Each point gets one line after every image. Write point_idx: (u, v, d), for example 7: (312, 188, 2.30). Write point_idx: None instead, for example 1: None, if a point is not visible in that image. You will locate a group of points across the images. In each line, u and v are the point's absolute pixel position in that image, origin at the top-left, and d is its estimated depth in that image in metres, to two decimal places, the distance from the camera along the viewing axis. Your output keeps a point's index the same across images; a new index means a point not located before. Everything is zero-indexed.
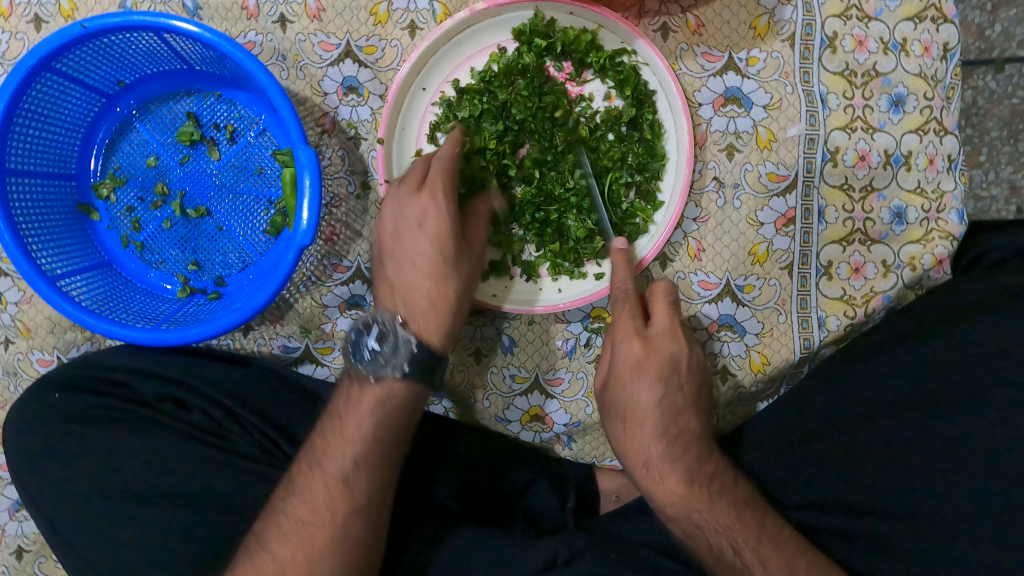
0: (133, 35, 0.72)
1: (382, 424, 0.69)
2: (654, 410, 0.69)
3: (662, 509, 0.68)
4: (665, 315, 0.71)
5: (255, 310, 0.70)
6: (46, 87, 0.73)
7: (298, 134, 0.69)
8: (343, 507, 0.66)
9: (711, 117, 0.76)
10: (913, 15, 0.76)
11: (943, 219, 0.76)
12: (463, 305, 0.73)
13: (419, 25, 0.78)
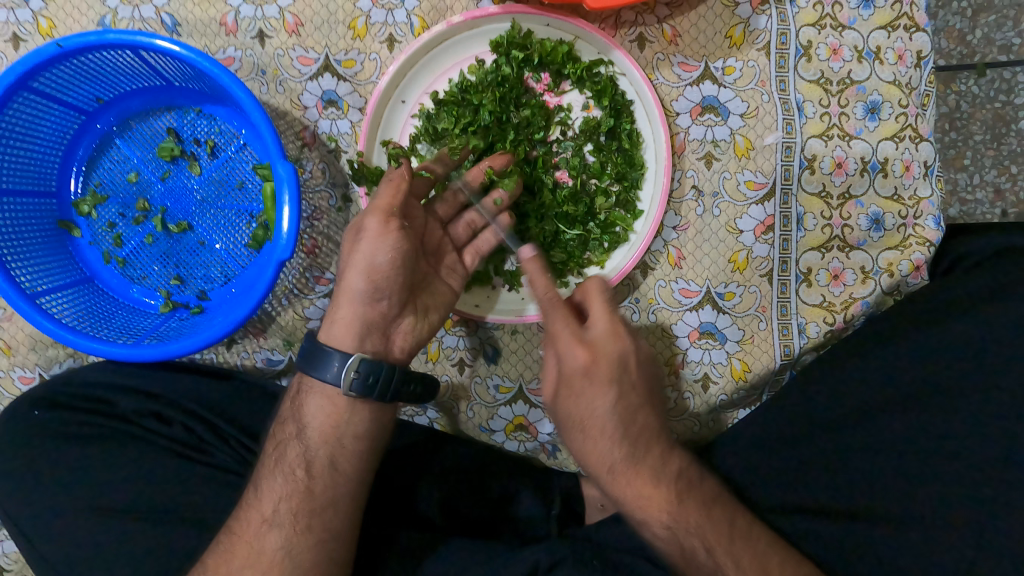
0: (112, 54, 0.72)
1: (337, 436, 0.65)
2: (611, 414, 0.61)
3: (632, 513, 0.62)
4: (603, 315, 0.62)
5: (237, 324, 0.70)
6: (24, 106, 0.73)
7: (277, 149, 0.69)
8: (288, 528, 0.62)
9: (688, 126, 0.77)
10: (886, 24, 0.76)
11: (920, 225, 0.76)
12: (359, 298, 0.63)
13: (398, 39, 0.78)
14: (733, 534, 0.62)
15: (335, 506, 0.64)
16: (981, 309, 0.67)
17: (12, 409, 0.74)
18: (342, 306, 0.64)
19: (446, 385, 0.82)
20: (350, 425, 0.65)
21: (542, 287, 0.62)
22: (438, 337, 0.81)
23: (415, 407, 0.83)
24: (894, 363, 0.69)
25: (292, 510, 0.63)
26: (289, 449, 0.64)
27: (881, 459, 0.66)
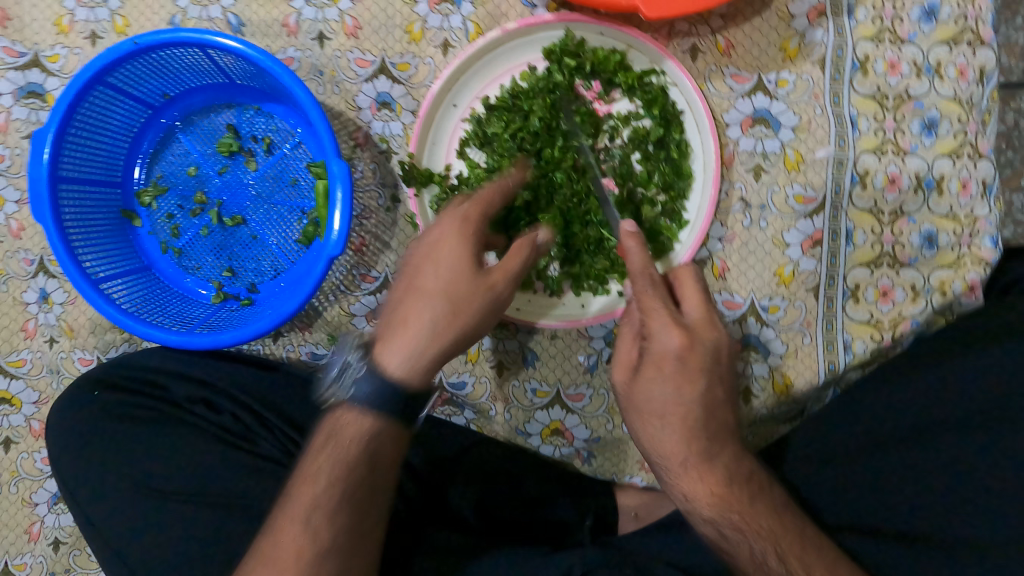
0: (181, 52, 0.75)
1: (333, 452, 0.60)
2: (697, 402, 0.62)
3: (700, 511, 0.63)
4: (698, 301, 0.64)
5: (287, 317, 0.72)
6: (98, 99, 0.76)
7: (332, 146, 0.71)
8: (293, 552, 0.59)
9: (738, 137, 0.77)
10: (949, 38, 0.74)
11: (976, 244, 0.75)
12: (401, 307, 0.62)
13: (453, 43, 0.80)
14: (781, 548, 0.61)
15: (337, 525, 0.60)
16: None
17: (74, 393, 0.77)
18: (393, 302, 0.63)
19: (484, 387, 0.83)
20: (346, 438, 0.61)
21: (639, 262, 0.63)
22: (477, 339, 0.82)
23: (452, 407, 0.84)
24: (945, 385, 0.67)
25: (287, 530, 0.59)
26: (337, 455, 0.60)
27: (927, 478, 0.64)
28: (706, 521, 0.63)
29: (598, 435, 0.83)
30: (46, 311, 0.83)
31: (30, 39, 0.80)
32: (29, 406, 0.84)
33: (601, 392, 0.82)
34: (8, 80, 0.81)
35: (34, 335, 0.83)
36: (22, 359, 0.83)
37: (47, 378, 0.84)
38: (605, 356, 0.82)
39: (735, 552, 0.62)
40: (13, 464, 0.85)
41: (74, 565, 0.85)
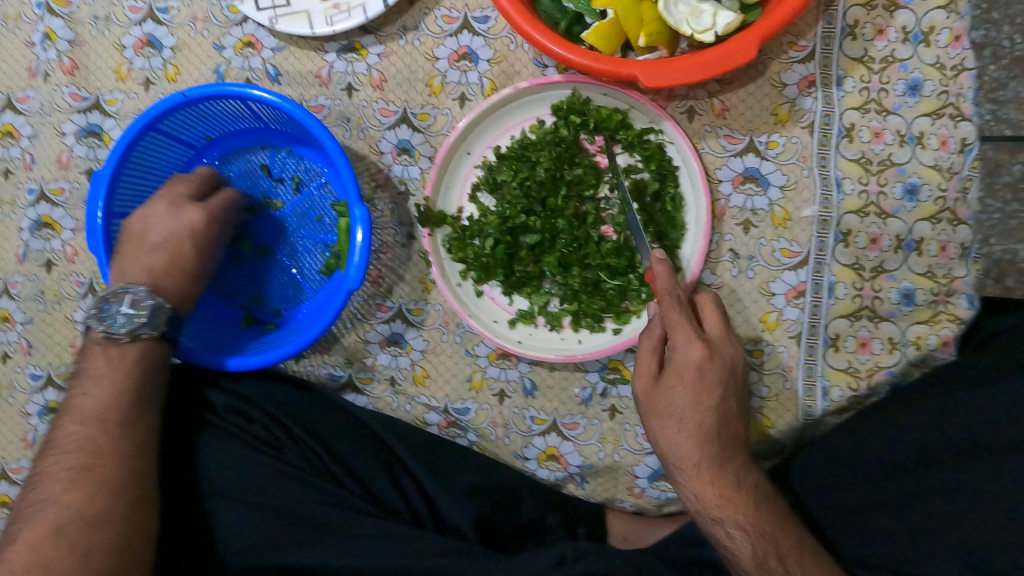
0: (223, 102, 0.84)
1: (96, 375, 0.75)
2: (712, 410, 0.71)
3: (709, 510, 0.70)
4: (719, 323, 0.74)
5: (308, 343, 0.80)
6: (148, 144, 0.85)
7: (354, 191, 0.79)
8: (80, 447, 0.71)
9: (729, 193, 0.82)
10: (932, 111, 0.79)
11: (952, 303, 0.79)
12: (178, 267, 0.81)
13: (469, 97, 0.87)
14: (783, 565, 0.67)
15: (123, 431, 0.73)
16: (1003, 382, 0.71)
17: None
18: (154, 259, 0.80)
19: (486, 413, 0.90)
20: (124, 363, 0.75)
21: (668, 284, 0.73)
22: (482, 367, 0.89)
23: (456, 429, 0.90)
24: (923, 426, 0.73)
25: (93, 443, 0.71)
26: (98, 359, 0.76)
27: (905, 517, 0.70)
28: (714, 521, 0.70)
29: (591, 462, 0.89)
30: None
31: (93, 85, 0.90)
32: None
33: (595, 422, 0.89)
34: (72, 122, 0.90)
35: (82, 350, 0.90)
36: (71, 372, 0.90)
37: None
38: (600, 388, 0.88)
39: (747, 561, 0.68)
40: None
41: None
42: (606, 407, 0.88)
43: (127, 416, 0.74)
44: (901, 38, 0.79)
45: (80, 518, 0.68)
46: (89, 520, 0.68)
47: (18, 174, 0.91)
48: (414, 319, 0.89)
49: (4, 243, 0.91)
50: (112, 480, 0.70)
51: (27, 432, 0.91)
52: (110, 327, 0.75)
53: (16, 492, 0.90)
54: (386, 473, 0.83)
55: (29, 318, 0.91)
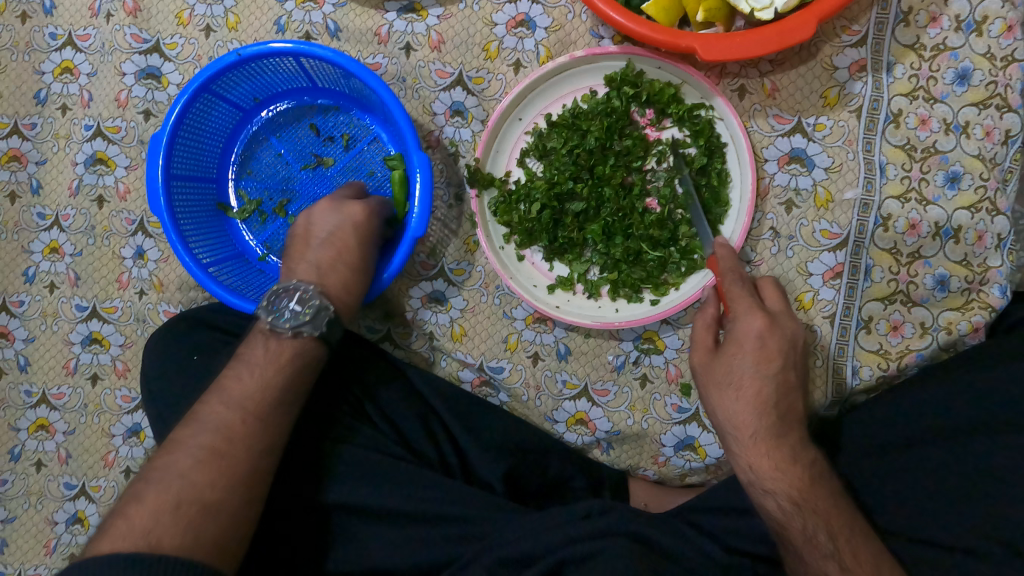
0: (274, 60, 0.84)
1: (251, 362, 0.72)
2: (770, 380, 0.73)
3: (764, 482, 0.71)
4: (779, 300, 0.77)
5: (376, 288, 0.80)
6: (202, 106, 0.85)
7: (412, 139, 0.78)
8: (221, 430, 0.67)
9: (774, 172, 0.84)
10: (978, 101, 0.81)
11: (984, 291, 0.81)
12: (346, 260, 0.79)
13: (524, 64, 0.88)
14: (829, 536, 0.68)
15: (262, 427, 0.69)
16: None
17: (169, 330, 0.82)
18: (318, 254, 0.79)
19: (519, 373, 0.92)
20: (278, 362, 0.72)
21: (730, 262, 0.78)
22: (518, 330, 0.91)
23: (488, 389, 0.92)
24: (952, 406, 0.75)
25: (239, 416, 0.69)
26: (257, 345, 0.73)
27: (932, 489, 0.72)
28: (767, 493, 0.71)
29: (619, 429, 0.91)
30: (141, 266, 0.92)
31: (154, 27, 0.91)
32: (115, 347, 0.93)
33: (625, 390, 0.90)
34: (132, 62, 0.92)
35: (127, 287, 0.92)
36: (115, 307, 0.92)
37: (133, 324, 0.92)
38: (633, 357, 0.90)
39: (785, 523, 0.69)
40: (98, 397, 0.93)
41: None
42: (637, 375, 0.90)
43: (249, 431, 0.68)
44: (953, 26, 0.81)
45: (199, 501, 0.62)
46: (207, 506, 0.62)
47: (75, 110, 0.93)
48: (456, 279, 0.91)
49: (59, 175, 0.93)
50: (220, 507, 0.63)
51: (68, 359, 0.93)
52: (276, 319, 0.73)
53: (55, 417, 0.94)
54: (421, 423, 0.84)
55: (77, 251, 0.93)
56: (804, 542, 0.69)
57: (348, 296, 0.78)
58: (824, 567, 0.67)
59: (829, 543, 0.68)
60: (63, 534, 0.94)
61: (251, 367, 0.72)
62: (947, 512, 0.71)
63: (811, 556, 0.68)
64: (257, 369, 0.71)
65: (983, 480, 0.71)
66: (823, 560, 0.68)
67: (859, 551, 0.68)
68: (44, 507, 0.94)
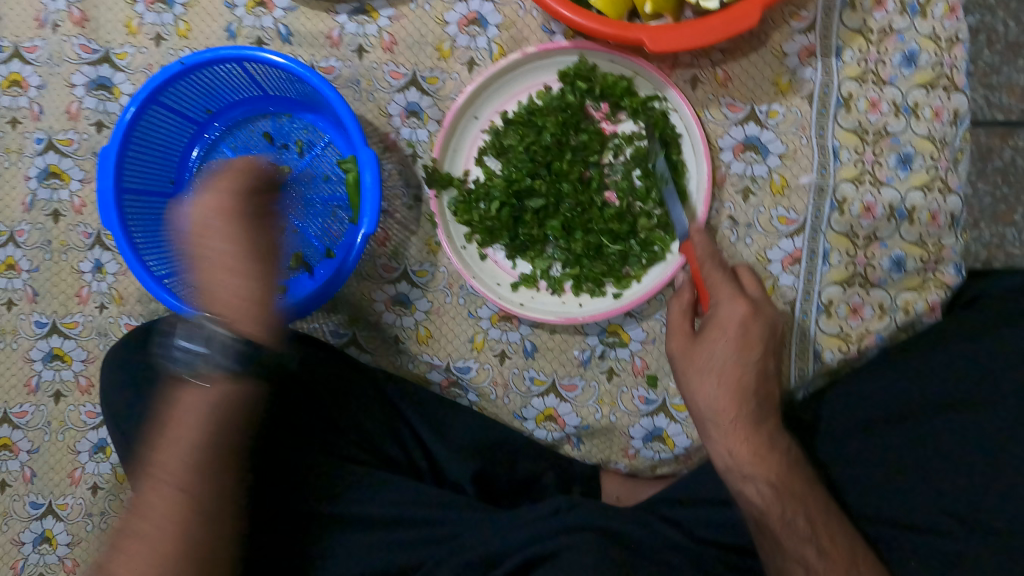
0: (222, 69, 0.83)
1: (232, 407, 0.66)
2: (751, 367, 0.72)
3: (741, 467, 0.71)
4: (757, 287, 0.76)
5: (333, 290, 0.81)
6: (152, 117, 0.84)
7: (358, 135, 0.79)
8: (223, 492, 0.65)
9: (730, 161, 0.84)
10: (926, 83, 0.81)
11: (940, 270, 0.82)
12: (247, 262, 0.70)
13: (478, 62, 0.88)
14: (810, 514, 0.69)
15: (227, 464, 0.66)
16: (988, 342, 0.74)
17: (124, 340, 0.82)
18: (220, 246, 0.69)
19: (487, 372, 0.91)
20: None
21: (710, 253, 0.76)
22: (484, 329, 0.91)
23: (456, 390, 0.92)
24: (911, 385, 0.75)
25: (208, 469, 0.65)
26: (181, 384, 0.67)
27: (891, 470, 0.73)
28: (745, 478, 0.71)
29: (588, 423, 0.91)
30: (100, 279, 0.91)
31: (103, 38, 0.90)
32: (77, 363, 0.91)
33: (592, 384, 0.90)
34: (82, 73, 0.90)
35: (87, 301, 0.91)
36: (75, 321, 0.91)
37: (94, 338, 0.91)
38: (598, 351, 0.90)
39: (763, 511, 0.69)
40: (61, 414, 0.92)
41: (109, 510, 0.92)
42: (604, 369, 0.90)
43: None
44: (898, 9, 0.81)
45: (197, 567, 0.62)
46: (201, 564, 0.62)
47: (26, 123, 0.92)
48: (419, 281, 0.91)
49: (12, 190, 0.92)
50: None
51: (30, 376, 0.92)
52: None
53: (18, 435, 0.93)
54: (387, 427, 0.83)
55: (34, 267, 0.92)
56: (783, 527, 0.69)
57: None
58: (803, 550, 0.68)
59: (806, 527, 0.69)
60: (31, 554, 0.93)
61: (217, 406, 0.66)
62: (904, 491, 0.72)
63: (790, 540, 0.69)
64: (220, 409, 0.66)
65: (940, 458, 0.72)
66: (802, 543, 0.68)
67: (831, 534, 0.69)
68: (10, 527, 0.93)
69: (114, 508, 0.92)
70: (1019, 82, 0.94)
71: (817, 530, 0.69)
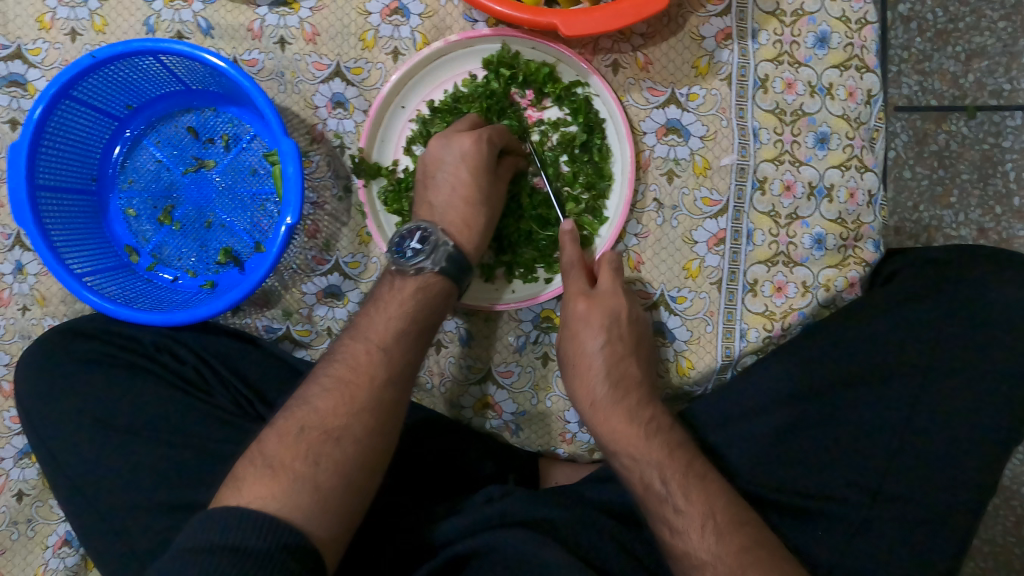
0: (137, 61, 0.82)
1: (350, 360, 0.70)
2: (598, 355, 0.77)
3: (604, 443, 0.74)
4: (608, 276, 0.80)
5: (258, 283, 0.79)
6: (66, 113, 0.83)
7: (279, 126, 0.78)
8: (359, 440, 0.66)
9: (654, 144, 0.85)
10: (839, 63, 0.84)
11: (859, 247, 0.84)
12: (490, 223, 0.79)
13: (402, 51, 0.88)
14: (681, 464, 0.70)
15: (371, 410, 0.67)
16: (898, 313, 0.77)
17: (51, 340, 0.82)
18: (462, 175, 0.76)
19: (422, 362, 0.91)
20: (402, 293, 0.73)
21: (574, 252, 0.79)
22: None
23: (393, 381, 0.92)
24: (829, 358, 0.78)
25: (367, 407, 0.67)
26: (352, 345, 0.71)
27: (809, 442, 0.75)
28: (612, 453, 0.74)
29: (524, 409, 0.91)
30: (21, 281, 0.89)
31: (13, 33, 0.88)
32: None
33: (528, 369, 0.91)
34: None
35: (8, 304, 0.89)
36: None
37: (17, 342, 0.89)
38: (533, 337, 0.91)
39: (630, 475, 0.72)
40: None
41: (36, 516, 0.90)
42: (539, 354, 0.91)
43: (391, 344, 0.71)
44: None
45: (338, 515, 0.63)
46: (340, 512, 0.63)
47: None
48: (352, 272, 0.90)
49: None
50: (396, 432, 0.70)
51: None
52: (397, 256, 0.74)
53: None
54: None
55: None
56: (647, 491, 0.70)
57: (469, 232, 0.77)
58: (663, 511, 0.69)
59: (663, 487, 0.69)
60: None
61: (393, 343, 0.71)
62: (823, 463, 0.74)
63: (653, 502, 0.70)
64: (397, 345, 0.71)
65: (854, 429, 0.74)
66: (662, 504, 0.69)
67: (704, 491, 0.69)
68: None
69: (42, 514, 0.90)
70: (950, 68, 0.98)
71: (668, 483, 0.69)
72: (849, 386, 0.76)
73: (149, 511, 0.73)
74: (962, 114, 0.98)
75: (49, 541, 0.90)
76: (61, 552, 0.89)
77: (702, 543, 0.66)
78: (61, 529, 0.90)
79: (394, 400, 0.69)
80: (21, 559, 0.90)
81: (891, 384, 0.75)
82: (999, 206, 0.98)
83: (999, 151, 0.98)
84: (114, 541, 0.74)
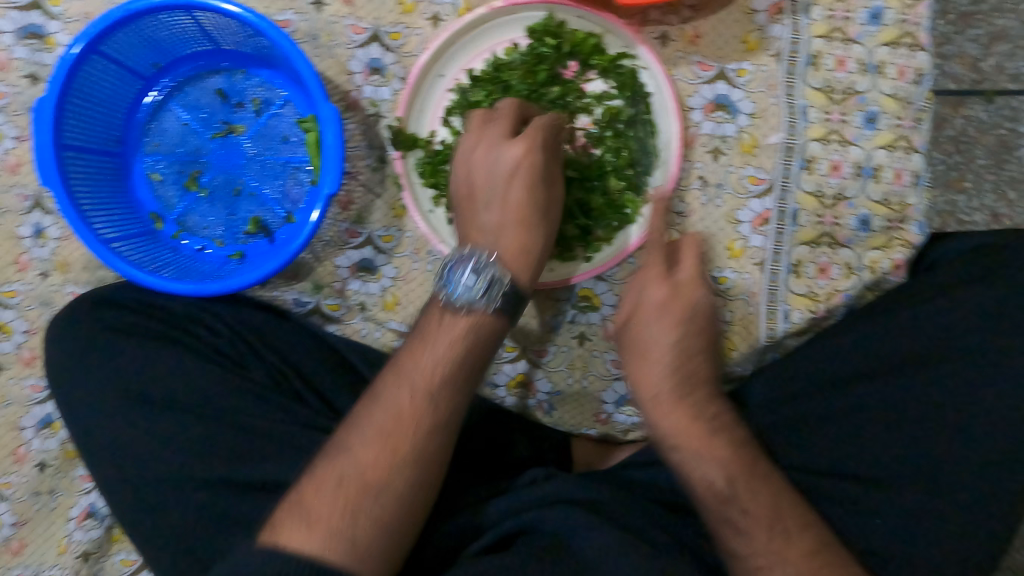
0: (169, 16, 0.78)
1: (391, 405, 0.63)
2: (673, 349, 0.72)
3: (667, 439, 0.70)
4: (693, 262, 0.75)
5: (294, 255, 0.75)
6: (92, 69, 0.78)
7: (320, 90, 0.74)
8: (402, 495, 0.61)
9: (700, 120, 0.84)
10: (891, 41, 0.82)
11: (904, 229, 0.83)
12: (547, 251, 0.71)
13: (442, 18, 0.85)
14: (744, 467, 0.68)
15: (416, 463, 0.62)
16: (950, 297, 0.75)
17: (78, 310, 0.79)
18: (512, 193, 0.68)
19: None
20: (454, 330, 0.65)
21: (658, 232, 0.74)
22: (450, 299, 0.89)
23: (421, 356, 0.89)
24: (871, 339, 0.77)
25: (406, 463, 0.61)
26: (394, 387, 0.64)
27: (856, 426, 0.74)
28: (672, 449, 0.70)
29: (560, 389, 0.90)
30: (40, 246, 0.86)
31: None
32: (19, 334, 0.87)
33: (563, 349, 0.89)
34: (8, 20, 0.84)
35: (26, 268, 0.86)
36: (14, 291, 0.86)
37: (37, 309, 0.86)
38: (570, 316, 0.89)
39: (690, 474, 0.69)
40: (3, 388, 0.87)
41: (58, 487, 0.88)
42: (575, 334, 0.89)
43: (438, 388, 0.64)
44: None
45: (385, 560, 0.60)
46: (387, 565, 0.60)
47: None
48: (385, 246, 0.87)
49: None
50: (443, 477, 0.64)
51: None
52: (445, 291, 0.66)
53: None
54: (351, 392, 0.80)
55: None
56: (705, 489, 0.68)
57: (526, 259, 0.69)
58: (724, 512, 0.66)
59: (727, 489, 0.67)
60: None
61: (441, 386, 0.64)
62: (872, 445, 0.73)
63: (712, 502, 0.67)
64: (444, 389, 0.64)
65: (906, 414, 0.73)
66: (724, 507, 0.67)
67: (769, 490, 0.67)
68: None
69: (64, 485, 0.88)
70: (971, 51, 0.93)
71: (735, 485, 0.67)
72: (898, 367, 0.75)
73: (184, 484, 0.71)
74: (980, 98, 0.92)
75: (71, 513, 0.88)
76: (85, 524, 0.88)
77: (767, 543, 0.65)
78: (84, 501, 0.88)
79: (440, 450, 0.63)
80: (44, 530, 0.88)
81: (942, 369, 0.73)
82: (1013, 192, 0.93)
83: (1014, 137, 0.93)
84: (147, 517, 0.71)
